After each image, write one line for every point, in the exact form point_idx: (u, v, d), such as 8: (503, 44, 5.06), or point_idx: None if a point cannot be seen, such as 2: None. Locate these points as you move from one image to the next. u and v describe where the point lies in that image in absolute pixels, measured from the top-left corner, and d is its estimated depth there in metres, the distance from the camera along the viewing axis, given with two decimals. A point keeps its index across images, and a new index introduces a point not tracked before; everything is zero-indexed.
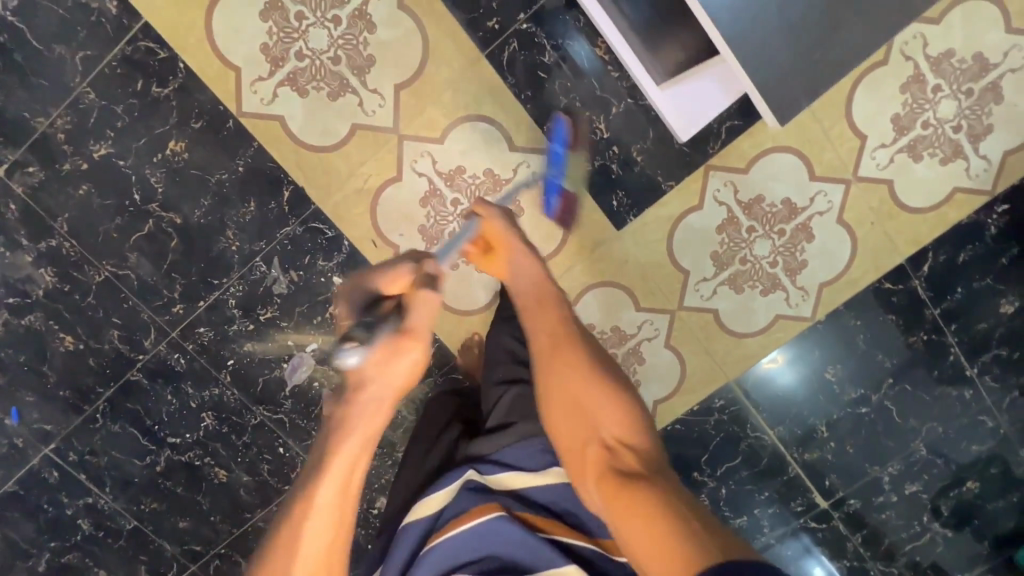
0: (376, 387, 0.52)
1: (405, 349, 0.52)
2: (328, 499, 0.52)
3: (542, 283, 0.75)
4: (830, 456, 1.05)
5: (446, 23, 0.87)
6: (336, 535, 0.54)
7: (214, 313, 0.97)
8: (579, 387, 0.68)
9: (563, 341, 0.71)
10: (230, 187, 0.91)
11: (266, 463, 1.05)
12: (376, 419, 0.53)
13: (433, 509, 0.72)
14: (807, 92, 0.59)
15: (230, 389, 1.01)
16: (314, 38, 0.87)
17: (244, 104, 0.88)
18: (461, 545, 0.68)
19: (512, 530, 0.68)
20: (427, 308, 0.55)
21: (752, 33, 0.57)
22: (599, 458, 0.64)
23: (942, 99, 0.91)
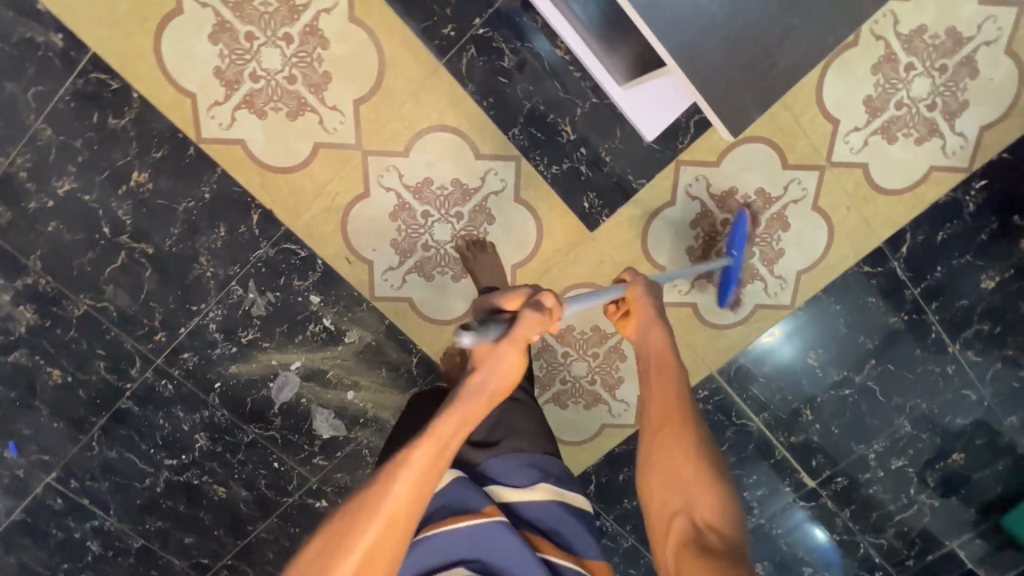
0: (481, 378, 0.58)
1: (503, 354, 0.58)
2: (424, 456, 0.53)
3: (663, 352, 0.68)
4: (816, 438, 1.06)
5: (401, 33, 0.84)
6: (415, 495, 0.52)
7: (197, 339, 0.98)
8: (676, 462, 0.62)
9: (671, 413, 0.65)
10: (198, 214, 0.91)
11: (263, 477, 1.08)
12: (480, 406, 0.57)
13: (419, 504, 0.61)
14: (758, 103, 0.58)
15: (220, 411, 1.03)
16: (267, 57, 0.84)
17: (204, 129, 0.87)
18: (445, 547, 0.58)
19: (506, 537, 0.58)
20: (533, 324, 0.59)
21: (701, 47, 0.55)
22: (683, 534, 0.58)
23: (915, 77, 0.89)
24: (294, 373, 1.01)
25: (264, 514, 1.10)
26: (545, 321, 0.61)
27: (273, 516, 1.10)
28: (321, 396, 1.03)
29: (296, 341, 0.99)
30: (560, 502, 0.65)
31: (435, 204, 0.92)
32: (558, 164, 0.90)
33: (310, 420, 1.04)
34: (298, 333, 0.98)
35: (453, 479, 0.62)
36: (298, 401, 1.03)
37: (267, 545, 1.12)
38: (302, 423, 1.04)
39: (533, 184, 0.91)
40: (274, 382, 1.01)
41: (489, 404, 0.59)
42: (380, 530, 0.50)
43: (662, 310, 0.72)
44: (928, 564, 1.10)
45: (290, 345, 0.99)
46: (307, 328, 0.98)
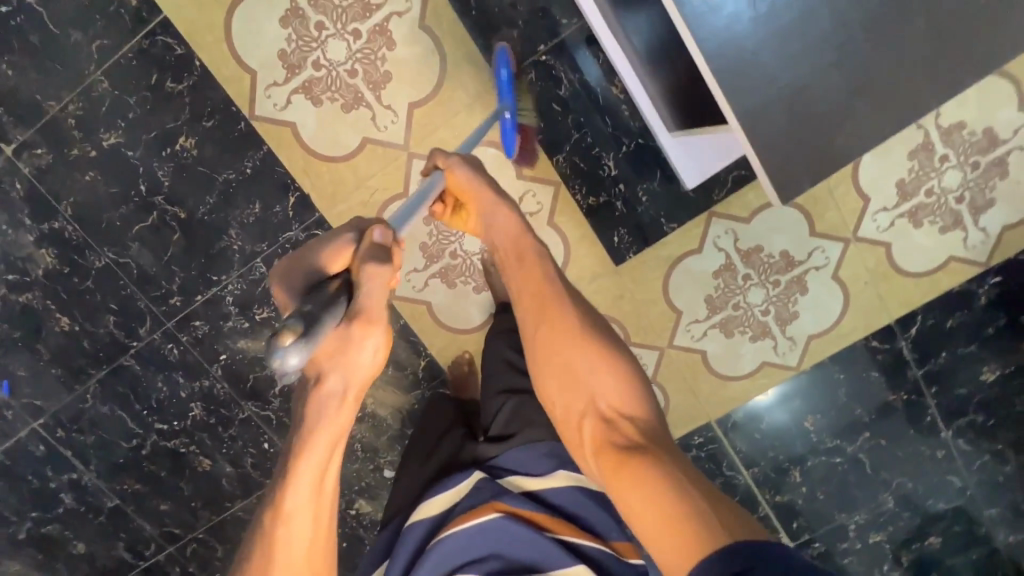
0: (336, 381, 0.53)
1: (361, 339, 0.52)
2: (309, 489, 0.56)
3: (520, 243, 0.70)
4: (801, 500, 1.07)
5: (465, 46, 0.87)
6: (316, 518, 0.57)
7: (211, 309, 0.98)
8: (566, 353, 0.65)
9: (549, 304, 0.67)
10: (236, 187, 0.92)
11: (250, 456, 1.07)
12: (345, 411, 0.55)
13: (436, 510, 0.66)
14: (811, 174, 0.60)
15: (221, 383, 1.03)
16: (332, 49, 0.86)
17: (258, 107, 0.89)
18: (464, 548, 0.61)
19: (520, 531, 0.62)
20: (378, 283, 0.53)
21: (767, 113, 0.56)
22: (594, 431, 0.61)
23: (948, 169, 0.92)
24: None
25: (244, 493, 1.09)
26: (390, 272, 0.54)
27: (253, 496, 1.09)
28: None
29: None
30: (580, 487, 0.67)
31: None
32: (595, 196, 0.92)
33: None
34: None
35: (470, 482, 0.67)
36: None
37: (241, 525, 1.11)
38: None
39: (567, 211, 0.94)
40: None
41: (355, 395, 0.56)
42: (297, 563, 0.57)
43: (495, 188, 0.70)
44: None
45: None
46: None
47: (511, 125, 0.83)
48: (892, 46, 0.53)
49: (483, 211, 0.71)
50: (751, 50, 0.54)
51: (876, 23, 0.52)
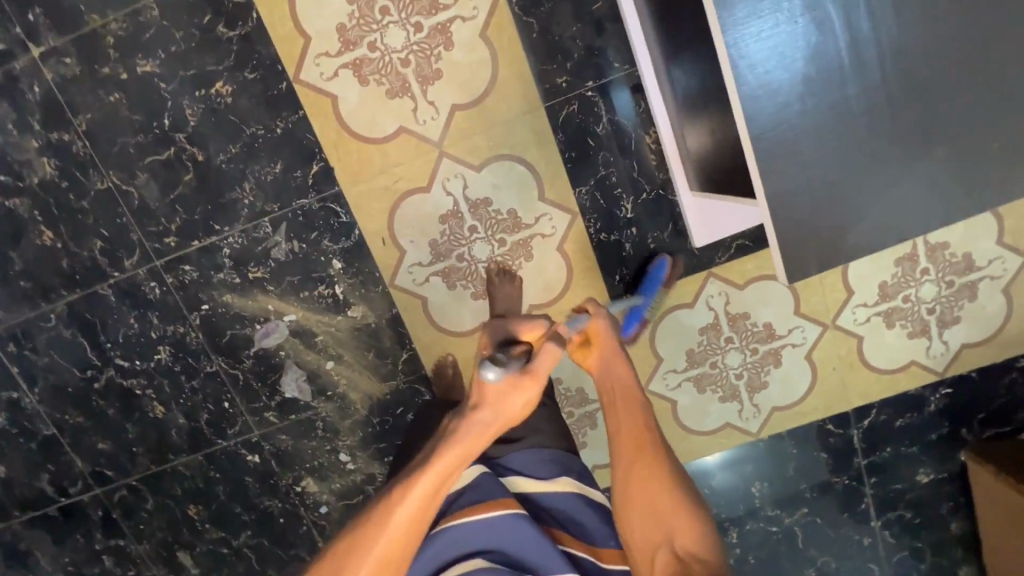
0: (484, 414, 0.54)
1: (518, 388, 0.54)
2: (420, 493, 0.53)
3: (627, 387, 0.67)
4: (731, 560, 1.12)
5: (519, 64, 0.89)
6: (406, 530, 0.53)
7: (205, 257, 0.97)
8: (651, 495, 0.62)
9: (641, 441, 0.65)
10: (262, 143, 0.92)
11: (207, 412, 1.05)
12: (482, 440, 0.54)
13: (442, 498, 0.63)
14: (818, 260, 0.63)
15: (195, 333, 1.01)
16: (391, 35, 0.88)
17: (304, 72, 0.89)
18: (469, 537, 0.59)
19: (524, 531, 0.58)
20: (550, 357, 0.56)
21: (793, 196, 0.60)
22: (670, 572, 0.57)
23: (926, 281, 0.99)
24: (284, 325, 1.00)
25: (191, 448, 1.07)
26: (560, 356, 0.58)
27: (200, 454, 1.07)
28: (301, 355, 1.02)
29: (300, 295, 0.99)
30: (580, 493, 0.66)
31: (485, 225, 0.95)
32: (607, 233, 0.96)
33: (278, 374, 1.03)
34: (305, 288, 0.98)
35: (474, 475, 0.63)
36: (276, 351, 1.02)
37: (180, 479, 1.09)
38: (269, 374, 1.03)
39: (578, 241, 0.96)
40: (262, 325, 1.00)
41: (495, 435, 0.56)
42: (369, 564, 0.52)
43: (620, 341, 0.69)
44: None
45: (293, 297, 0.99)
46: (317, 289, 0.98)
47: (637, 313, 0.94)
48: (913, 167, 0.59)
49: (606, 360, 0.68)
50: (793, 138, 0.58)
51: (903, 141, 0.58)
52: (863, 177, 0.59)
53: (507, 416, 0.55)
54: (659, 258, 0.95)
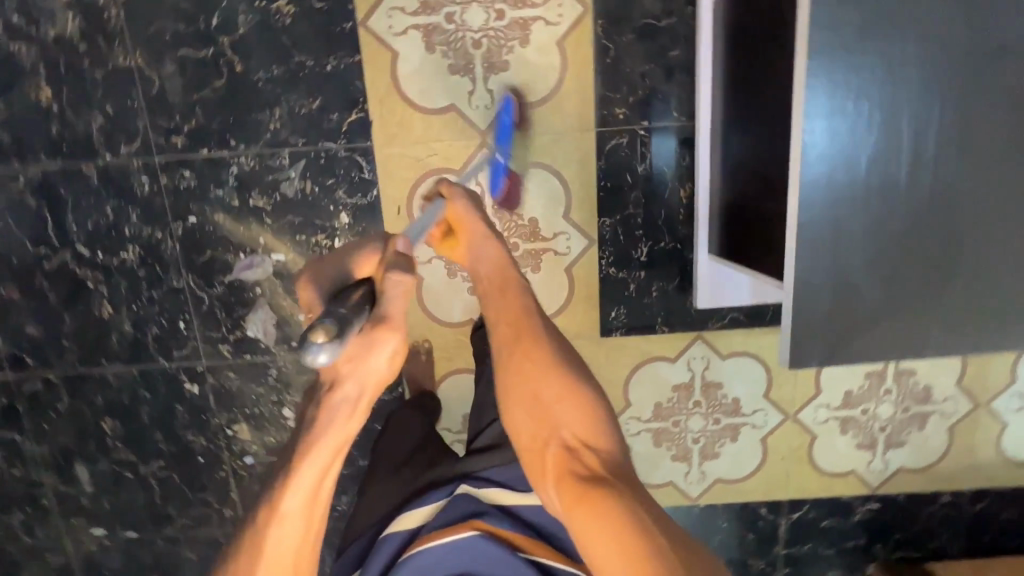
0: (347, 391, 0.47)
1: (373, 346, 0.46)
2: (296, 505, 0.49)
3: (501, 267, 0.62)
4: None
5: (586, 82, 0.89)
6: (300, 535, 0.51)
7: (209, 169, 0.92)
8: (533, 382, 0.56)
9: (521, 326, 0.58)
10: (307, 75, 0.88)
11: (157, 327, 0.99)
12: (349, 423, 0.48)
13: (415, 522, 0.65)
14: (820, 348, 0.64)
15: (172, 243, 0.95)
16: (471, 14, 0.87)
17: (373, 19, 0.86)
18: (438, 561, 0.60)
19: (492, 550, 0.60)
20: (401, 292, 0.49)
21: (815, 275, 0.61)
22: (558, 464, 0.53)
23: (886, 401, 1.04)
24: (269, 262, 0.96)
25: (128, 359, 1.01)
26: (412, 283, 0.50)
27: (136, 367, 1.01)
28: (276, 298, 0.97)
29: (295, 237, 0.94)
30: None
31: (503, 225, 0.95)
32: (616, 269, 0.97)
33: (246, 310, 0.98)
34: (303, 232, 0.94)
35: (453, 497, 0.66)
36: (252, 287, 0.97)
37: (106, 388, 1.02)
38: (237, 307, 0.98)
39: (587, 268, 0.97)
40: (246, 256, 0.95)
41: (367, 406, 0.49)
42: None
43: (487, 221, 0.65)
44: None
45: (287, 237, 0.94)
46: (316, 236, 0.94)
47: (500, 170, 0.90)
48: (916, 212, 0.60)
49: (473, 242, 0.64)
50: (830, 216, 0.60)
51: (907, 189, 0.59)
52: (869, 211, 0.60)
53: (374, 383, 0.48)
54: (505, 96, 0.88)
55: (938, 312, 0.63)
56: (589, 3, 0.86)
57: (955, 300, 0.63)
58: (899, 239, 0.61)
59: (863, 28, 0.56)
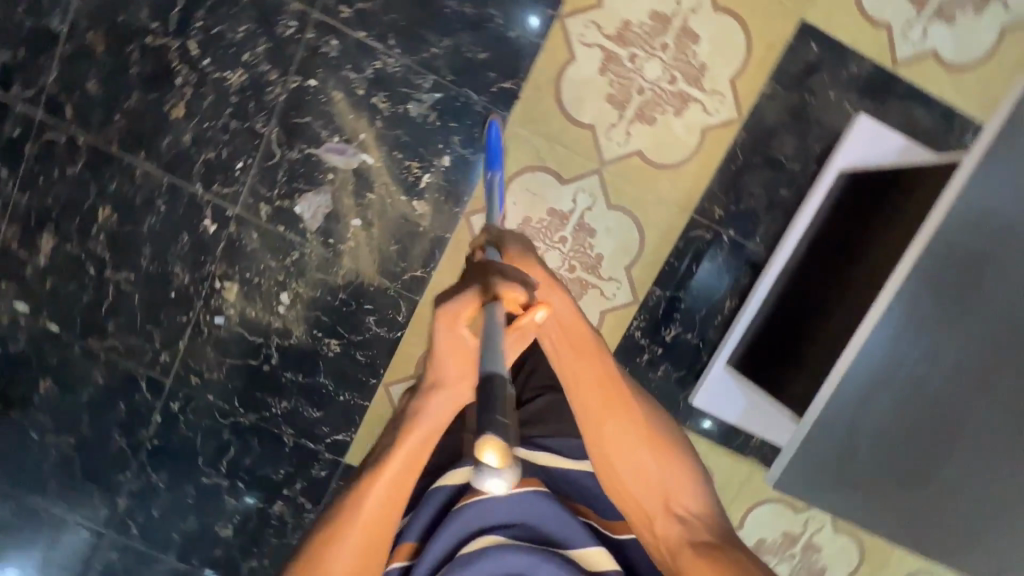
0: (444, 393, 0.57)
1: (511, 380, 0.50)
2: (393, 473, 0.55)
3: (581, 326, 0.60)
4: None
5: (706, 172, 0.97)
6: (389, 502, 0.55)
7: (355, 51, 0.93)
8: (629, 448, 0.59)
9: (613, 392, 0.60)
10: (489, 29, 0.93)
11: (215, 155, 0.96)
12: (441, 414, 0.57)
13: (460, 477, 0.58)
14: (821, 495, 0.72)
15: (279, 91, 0.94)
16: (651, 65, 0.94)
17: (571, 20, 0.92)
18: (491, 513, 0.53)
19: (552, 507, 0.54)
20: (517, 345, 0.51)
21: (840, 436, 0.71)
22: (660, 524, 0.58)
23: (784, 567, 1.13)
24: (355, 159, 0.96)
25: (166, 167, 0.97)
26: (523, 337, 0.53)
27: (169, 178, 0.97)
28: (341, 192, 0.97)
29: (391, 151, 0.96)
30: None
31: (572, 245, 0.99)
32: (642, 335, 1.03)
33: (306, 187, 0.97)
34: (401, 151, 0.96)
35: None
36: (326, 170, 0.96)
37: (127, 179, 0.97)
38: (299, 180, 0.97)
39: (619, 321, 1.02)
40: (338, 141, 0.95)
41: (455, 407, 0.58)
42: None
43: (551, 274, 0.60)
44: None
45: (385, 147, 0.95)
46: (411, 161, 0.96)
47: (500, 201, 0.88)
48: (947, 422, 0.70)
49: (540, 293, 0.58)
50: (870, 394, 0.69)
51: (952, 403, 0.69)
52: (900, 400, 0.69)
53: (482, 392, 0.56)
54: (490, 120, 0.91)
55: (956, 521, 0.72)
56: (745, 114, 0.95)
57: (958, 507, 0.71)
58: (915, 435, 0.70)
59: (969, 251, 0.67)
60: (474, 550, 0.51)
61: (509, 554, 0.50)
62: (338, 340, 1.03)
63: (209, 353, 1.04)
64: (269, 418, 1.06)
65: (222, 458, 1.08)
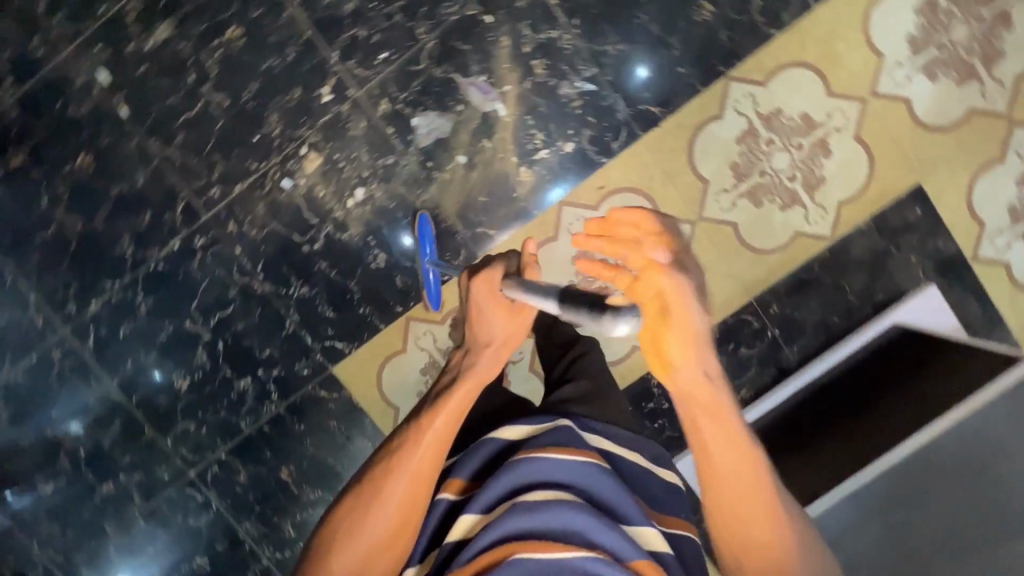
0: (490, 353, 0.71)
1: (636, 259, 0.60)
2: (440, 424, 0.63)
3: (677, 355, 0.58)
4: None
5: (781, 269, 1.03)
6: (433, 450, 0.62)
7: (539, 12, 0.96)
8: (738, 484, 0.56)
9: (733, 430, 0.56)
10: (663, 55, 0.97)
11: (364, 35, 0.96)
12: (486, 373, 0.70)
13: (513, 436, 0.63)
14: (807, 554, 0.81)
15: (454, 11, 0.95)
16: (780, 158, 1.00)
17: (736, 84, 0.98)
18: (551, 471, 0.55)
19: (607, 480, 0.56)
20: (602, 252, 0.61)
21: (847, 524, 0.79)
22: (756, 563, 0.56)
23: None
24: (488, 103, 0.97)
25: (314, 22, 0.96)
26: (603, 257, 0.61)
27: (312, 33, 0.96)
28: (461, 126, 0.98)
29: (524, 114, 0.98)
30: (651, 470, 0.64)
31: None
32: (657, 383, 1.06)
33: (432, 105, 0.97)
34: (533, 118, 0.98)
35: (554, 425, 0.61)
36: (458, 100, 0.97)
37: (271, 14, 0.96)
38: (430, 96, 0.97)
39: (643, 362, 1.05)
40: (482, 80, 0.97)
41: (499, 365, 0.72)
42: (368, 550, 0.57)
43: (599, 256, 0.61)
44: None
45: (520, 108, 0.98)
46: (537, 131, 0.98)
47: (436, 283, 0.98)
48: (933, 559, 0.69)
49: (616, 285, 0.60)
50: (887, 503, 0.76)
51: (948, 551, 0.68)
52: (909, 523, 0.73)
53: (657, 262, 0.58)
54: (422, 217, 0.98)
55: None
56: (836, 238, 1.02)
57: None
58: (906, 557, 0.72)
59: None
60: (536, 501, 0.51)
61: (572, 512, 0.50)
62: (387, 256, 1.02)
63: (259, 209, 1.01)
64: (281, 296, 1.03)
65: (215, 312, 1.04)
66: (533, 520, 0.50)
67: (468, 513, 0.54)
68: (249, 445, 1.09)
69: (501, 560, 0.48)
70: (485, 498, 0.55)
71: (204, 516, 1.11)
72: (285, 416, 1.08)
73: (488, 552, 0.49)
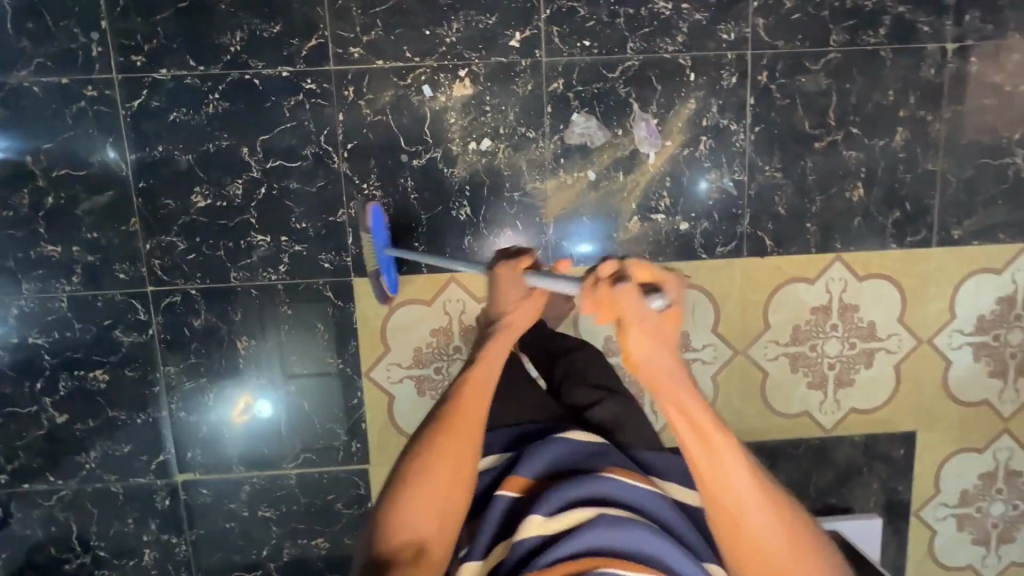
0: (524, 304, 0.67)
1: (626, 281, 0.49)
2: (484, 373, 0.62)
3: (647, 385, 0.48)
4: (226, 494, 1.05)
5: (776, 432, 1.09)
6: (483, 395, 0.61)
7: (734, 102, 0.98)
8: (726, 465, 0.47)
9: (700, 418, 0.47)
10: (803, 203, 1.01)
11: (582, 16, 0.94)
12: (524, 324, 0.67)
13: (580, 441, 0.60)
14: None
15: (669, 51, 0.96)
16: (831, 346, 1.06)
17: (840, 263, 1.04)
18: (623, 490, 0.54)
19: (678, 513, 0.55)
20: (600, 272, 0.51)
21: None
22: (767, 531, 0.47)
23: None
24: (643, 144, 0.98)
25: None
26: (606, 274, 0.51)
27: None
28: (609, 147, 0.97)
29: (667, 174, 0.99)
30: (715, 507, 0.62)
31: None
32: None
33: (599, 114, 0.96)
34: (671, 182, 0.99)
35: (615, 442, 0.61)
36: (622, 125, 0.97)
37: None
38: (602, 105, 0.96)
39: None
40: (652, 123, 0.97)
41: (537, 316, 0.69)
42: (431, 509, 0.56)
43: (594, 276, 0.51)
44: (14, 486, 1.03)
45: (667, 167, 0.99)
46: (667, 195, 0.99)
47: (389, 266, 0.97)
48: None
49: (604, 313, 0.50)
50: None
51: None
52: None
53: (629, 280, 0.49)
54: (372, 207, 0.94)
55: None
56: (832, 434, 1.09)
57: None
58: None
59: None
60: (614, 513, 0.51)
61: (654, 533, 0.50)
62: (470, 215, 0.99)
63: (385, 95, 0.95)
64: (351, 184, 0.97)
65: (278, 157, 0.96)
66: (613, 532, 0.50)
67: (538, 513, 0.52)
68: (224, 297, 0.99)
69: (587, 569, 0.47)
70: (556, 499, 0.53)
71: (133, 334, 1.00)
72: (277, 293, 1.00)
73: (570, 561, 0.48)
